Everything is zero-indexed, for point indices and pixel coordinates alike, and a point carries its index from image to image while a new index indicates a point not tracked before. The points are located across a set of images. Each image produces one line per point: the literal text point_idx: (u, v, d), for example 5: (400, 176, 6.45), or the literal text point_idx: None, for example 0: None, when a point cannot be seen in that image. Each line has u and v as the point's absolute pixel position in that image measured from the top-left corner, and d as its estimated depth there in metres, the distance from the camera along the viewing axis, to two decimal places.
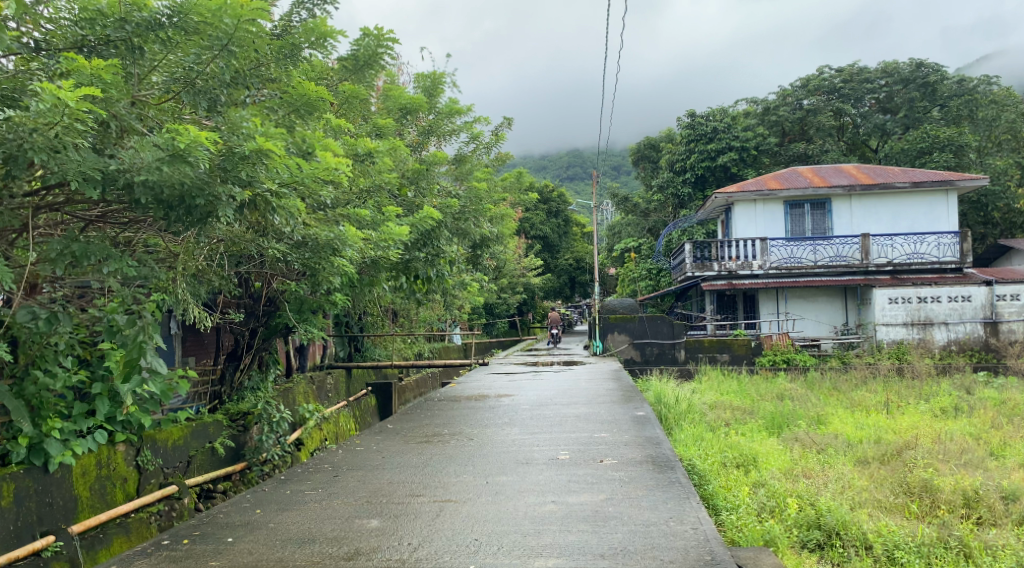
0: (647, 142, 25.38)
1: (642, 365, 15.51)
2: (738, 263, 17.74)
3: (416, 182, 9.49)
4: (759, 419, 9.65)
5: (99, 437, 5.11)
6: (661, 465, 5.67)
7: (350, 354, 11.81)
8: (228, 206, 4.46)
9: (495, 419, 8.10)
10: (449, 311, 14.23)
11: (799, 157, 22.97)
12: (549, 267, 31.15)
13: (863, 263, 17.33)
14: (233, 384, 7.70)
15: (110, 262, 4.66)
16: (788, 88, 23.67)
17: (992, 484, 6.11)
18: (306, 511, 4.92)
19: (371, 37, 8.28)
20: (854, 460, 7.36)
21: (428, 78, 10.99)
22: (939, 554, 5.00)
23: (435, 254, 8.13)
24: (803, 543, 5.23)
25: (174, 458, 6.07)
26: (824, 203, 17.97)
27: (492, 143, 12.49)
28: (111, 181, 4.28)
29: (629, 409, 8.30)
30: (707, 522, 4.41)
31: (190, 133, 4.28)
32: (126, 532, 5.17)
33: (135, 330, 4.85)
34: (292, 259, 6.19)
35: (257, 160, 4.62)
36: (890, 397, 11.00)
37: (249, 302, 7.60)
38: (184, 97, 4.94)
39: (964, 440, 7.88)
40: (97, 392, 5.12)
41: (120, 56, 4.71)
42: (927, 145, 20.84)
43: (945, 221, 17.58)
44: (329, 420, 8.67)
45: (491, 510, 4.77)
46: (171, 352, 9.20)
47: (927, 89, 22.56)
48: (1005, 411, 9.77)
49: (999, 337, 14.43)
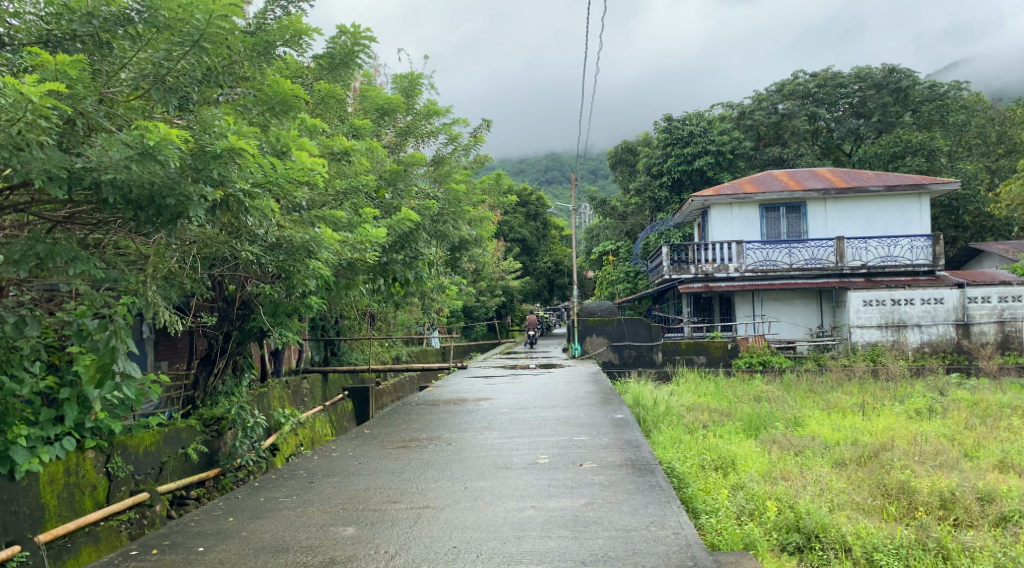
0: (624, 146, 25.42)
1: (620, 367, 15.52)
2: (714, 265, 17.85)
3: (393, 183, 9.38)
4: (736, 421, 9.68)
5: (66, 444, 4.96)
6: (641, 469, 5.64)
7: (326, 358, 11.67)
8: (199, 206, 4.35)
9: (473, 423, 8.01)
10: (427, 314, 14.11)
11: (774, 162, 23.28)
12: (528, 270, 31.11)
13: (838, 266, 17.50)
14: (207, 389, 7.47)
15: (76, 264, 4.56)
16: (763, 93, 23.83)
17: (968, 485, 6.16)
18: (280, 519, 4.81)
19: (346, 36, 8.19)
20: (832, 462, 7.39)
21: (406, 78, 10.89)
22: (917, 556, 5.03)
23: (414, 256, 8.05)
24: (782, 546, 5.24)
25: (145, 464, 5.94)
26: (798, 206, 18.14)
27: (471, 146, 12.41)
28: (76, 180, 4.17)
29: (608, 412, 8.27)
30: (688, 526, 4.37)
31: (160, 131, 4.17)
32: (95, 541, 5.00)
33: (107, 335, 4.69)
34: (266, 261, 6.04)
35: (230, 159, 4.51)
36: (866, 399, 11.10)
37: (221, 305, 7.43)
38: (154, 95, 4.74)
39: (939, 442, 7.97)
40: (64, 398, 4.96)
41: (88, 51, 4.64)
42: (899, 149, 21.15)
43: (918, 224, 17.82)
44: (304, 425, 8.54)
45: (469, 516, 4.70)
46: (142, 356, 9.04)
47: (900, 94, 22.86)
48: (977, 413, 9.91)
49: (970, 339, 14.67)
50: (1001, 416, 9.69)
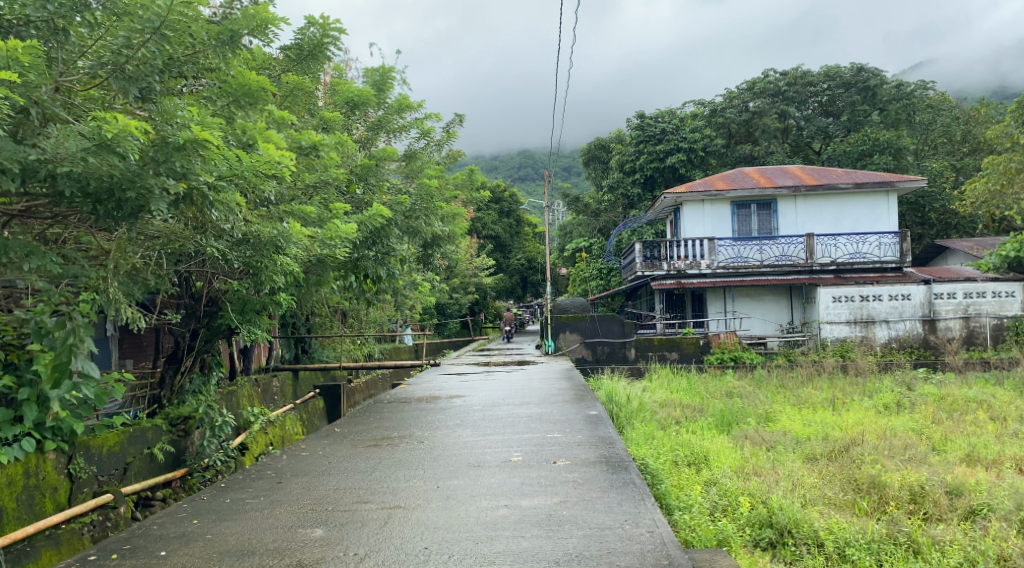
0: (597, 142, 25.07)
1: (593, 364, 15.52)
2: (686, 262, 17.97)
3: (364, 178, 9.20)
4: (708, 417, 9.70)
5: (26, 445, 4.79)
6: (615, 466, 5.59)
7: (297, 356, 11.52)
8: (161, 199, 4.22)
9: (446, 421, 7.92)
10: (400, 311, 14.01)
11: (745, 160, 23.49)
12: (501, 267, 31.09)
13: (807, 262, 17.68)
14: (173, 388, 7.28)
15: (32, 259, 4.42)
16: (734, 91, 23.95)
17: (937, 479, 6.25)
18: (246, 521, 4.67)
19: (315, 27, 8.03)
20: (804, 458, 7.44)
21: (377, 72, 10.72)
22: (888, 550, 5.07)
23: (385, 252, 8.09)
24: (755, 542, 5.26)
25: (109, 465, 5.79)
26: (769, 203, 18.30)
27: (443, 141, 12.32)
28: (30, 173, 4.00)
29: (581, 408, 8.25)
30: (662, 525, 4.33)
31: (118, 123, 3.98)
32: (56, 544, 4.82)
33: (64, 332, 4.69)
34: (232, 258, 5.88)
35: (193, 151, 4.36)
36: (835, 394, 11.23)
37: (188, 302, 7.20)
38: (112, 84, 4.57)
39: (907, 436, 8.09)
40: (23, 398, 4.77)
41: (43, 38, 4.33)
42: (867, 147, 21.45)
43: (886, 220, 18.08)
44: (274, 423, 8.41)
45: (441, 516, 4.62)
46: (106, 355, 8.81)
47: (868, 93, 23.27)
48: (944, 407, 10.09)
49: (937, 334, 14.92)
50: (966, 410, 9.85)
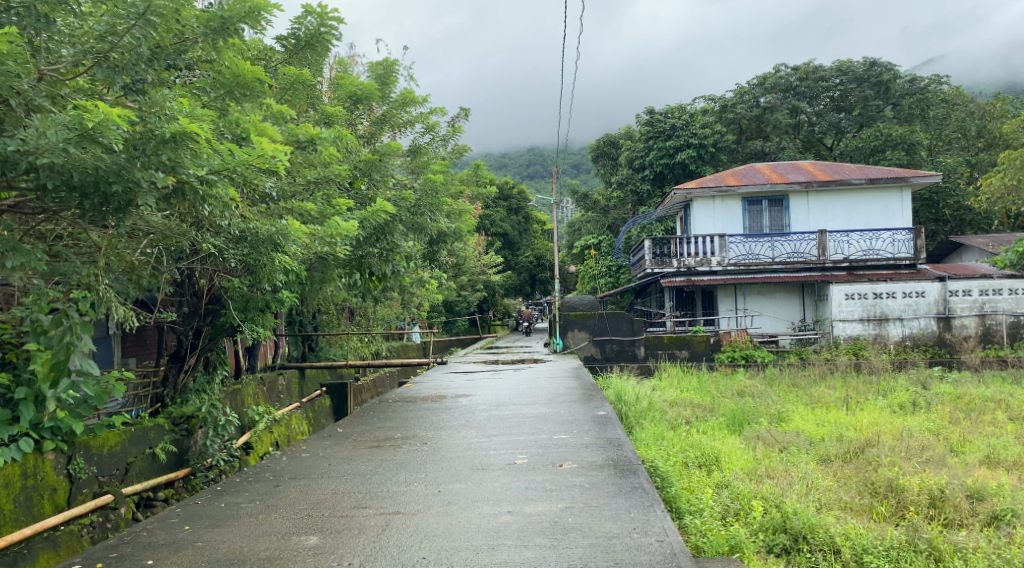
0: (606, 139, 24.84)
1: (602, 362, 15.40)
2: (697, 259, 17.75)
3: (368, 173, 9.05)
4: (719, 417, 9.47)
5: (24, 445, 4.63)
6: (624, 470, 5.41)
7: (304, 354, 11.34)
8: (149, 194, 4.10)
9: (450, 421, 7.73)
10: (407, 310, 13.87)
11: (756, 155, 23.18)
12: (510, 265, 30.92)
13: (820, 259, 17.39)
14: (176, 387, 7.13)
15: (13, 256, 4.25)
16: (745, 86, 23.63)
17: (958, 482, 6.02)
18: (240, 527, 4.52)
19: (313, 16, 7.89)
20: (817, 459, 7.25)
21: (380, 65, 10.50)
22: (908, 558, 4.87)
23: (390, 249, 7.90)
24: (769, 548, 5.05)
25: (109, 466, 5.67)
26: (781, 199, 17.98)
27: (448, 136, 12.11)
28: (11, 165, 3.85)
29: (589, 408, 8.07)
30: (673, 534, 4.15)
31: (99, 111, 3.83)
32: (54, 547, 4.66)
33: (60, 331, 4.55)
34: (230, 254, 5.73)
35: (180, 144, 4.21)
36: (849, 394, 10.98)
37: (190, 300, 7.02)
38: (97, 72, 4.44)
39: (924, 437, 7.86)
40: (20, 397, 4.61)
41: (24, 25, 4.13)
42: (880, 143, 21.02)
43: (899, 217, 17.77)
44: (279, 422, 8.28)
45: (440, 523, 4.45)
46: (109, 353, 8.72)
47: (880, 87, 22.74)
48: (960, 407, 9.85)
49: (952, 332, 14.60)
50: (984, 410, 9.59)
